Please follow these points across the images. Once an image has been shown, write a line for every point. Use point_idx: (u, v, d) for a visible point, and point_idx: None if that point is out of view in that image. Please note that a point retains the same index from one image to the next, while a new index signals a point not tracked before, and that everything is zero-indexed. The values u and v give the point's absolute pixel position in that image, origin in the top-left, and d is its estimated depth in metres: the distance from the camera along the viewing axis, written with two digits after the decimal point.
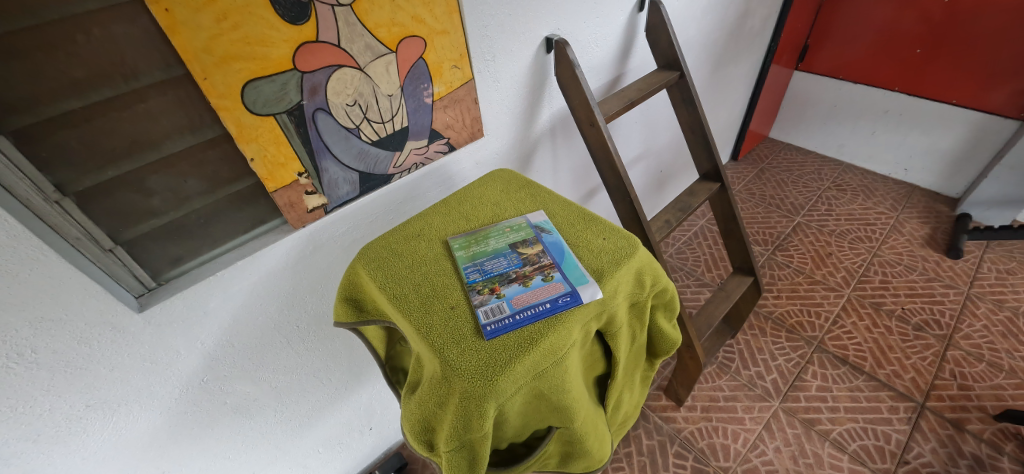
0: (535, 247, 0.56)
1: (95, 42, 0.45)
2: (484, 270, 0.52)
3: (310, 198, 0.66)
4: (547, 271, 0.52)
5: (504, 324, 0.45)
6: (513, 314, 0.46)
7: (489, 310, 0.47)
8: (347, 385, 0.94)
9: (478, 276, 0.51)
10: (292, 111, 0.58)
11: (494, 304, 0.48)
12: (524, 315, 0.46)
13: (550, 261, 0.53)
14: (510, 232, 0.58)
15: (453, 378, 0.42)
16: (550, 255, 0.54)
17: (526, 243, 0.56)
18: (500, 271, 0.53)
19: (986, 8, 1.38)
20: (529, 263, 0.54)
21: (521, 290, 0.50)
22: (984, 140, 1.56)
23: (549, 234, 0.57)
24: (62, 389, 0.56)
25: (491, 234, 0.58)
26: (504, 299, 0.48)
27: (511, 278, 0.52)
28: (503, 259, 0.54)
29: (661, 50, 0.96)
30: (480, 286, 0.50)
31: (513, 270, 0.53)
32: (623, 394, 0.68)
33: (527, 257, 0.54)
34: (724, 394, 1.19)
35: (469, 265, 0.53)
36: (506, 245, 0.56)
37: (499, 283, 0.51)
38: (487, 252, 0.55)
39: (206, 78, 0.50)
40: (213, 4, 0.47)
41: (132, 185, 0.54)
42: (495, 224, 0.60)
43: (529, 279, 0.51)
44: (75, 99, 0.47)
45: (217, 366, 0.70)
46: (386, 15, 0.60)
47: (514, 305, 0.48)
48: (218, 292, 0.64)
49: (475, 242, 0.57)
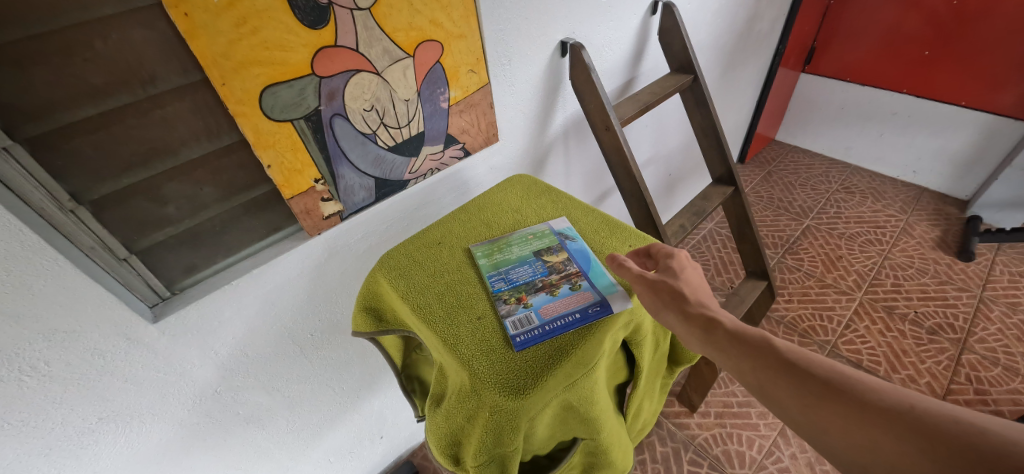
0: (560, 255, 0.55)
1: (113, 47, 0.44)
2: (508, 279, 0.51)
3: (326, 204, 0.65)
4: (574, 280, 0.51)
5: (535, 335, 0.44)
6: (541, 325, 0.45)
7: (518, 322, 0.46)
8: (359, 394, 0.92)
9: (503, 285, 0.50)
10: (310, 117, 0.57)
11: (523, 314, 0.47)
12: (553, 326, 0.45)
13: (577, 269, 0.52)
14: (533, 239, 0.58)
15: (482, 391, 0.40)
16: (576, 264, 0.53)
17: (552, 251, 0.55)
18: (525, 279, 0.52)
19: (994, 10, 1.38)
20: (555, 271, 0.53)
21: (548, 299, 0.49)
22: (993, 142, 1.55)
23: (573, 241, 0.56)
24: (74, 402, 0.55)
25: (513, 241, 0.57)
26: (531, 309, 0.47)
27: (537, 287, 0.51)
28: (528, 267, 0.53)
29: (674, 53, 0.96)
30: (507, 295, 0.49)
31: (539, 279, 0.52)
32: (644, 402, 0.67)
33: (552, 265, 0.53)
34: (737, 400, 1.18)
35: (494, 274, 0.52)
36: (530, 253, 0.55)
37: (526, 292, 0.50)
38: (511, 259, 0.54)
39: (225, 84, 0.49)
40: (233, 8, 0.46)
41: (147, 193, 0.53)
42: (517, 231, 0.59)
43: (556, 287, 0.50)
44: (91, 106, 0.46)
45: (230, 376, 0.69)
46: (404, 19, 0.59)
47: (541, 315, 0.47)
48: (233, 301, 0.63)
49: (498, 250, 0.56)
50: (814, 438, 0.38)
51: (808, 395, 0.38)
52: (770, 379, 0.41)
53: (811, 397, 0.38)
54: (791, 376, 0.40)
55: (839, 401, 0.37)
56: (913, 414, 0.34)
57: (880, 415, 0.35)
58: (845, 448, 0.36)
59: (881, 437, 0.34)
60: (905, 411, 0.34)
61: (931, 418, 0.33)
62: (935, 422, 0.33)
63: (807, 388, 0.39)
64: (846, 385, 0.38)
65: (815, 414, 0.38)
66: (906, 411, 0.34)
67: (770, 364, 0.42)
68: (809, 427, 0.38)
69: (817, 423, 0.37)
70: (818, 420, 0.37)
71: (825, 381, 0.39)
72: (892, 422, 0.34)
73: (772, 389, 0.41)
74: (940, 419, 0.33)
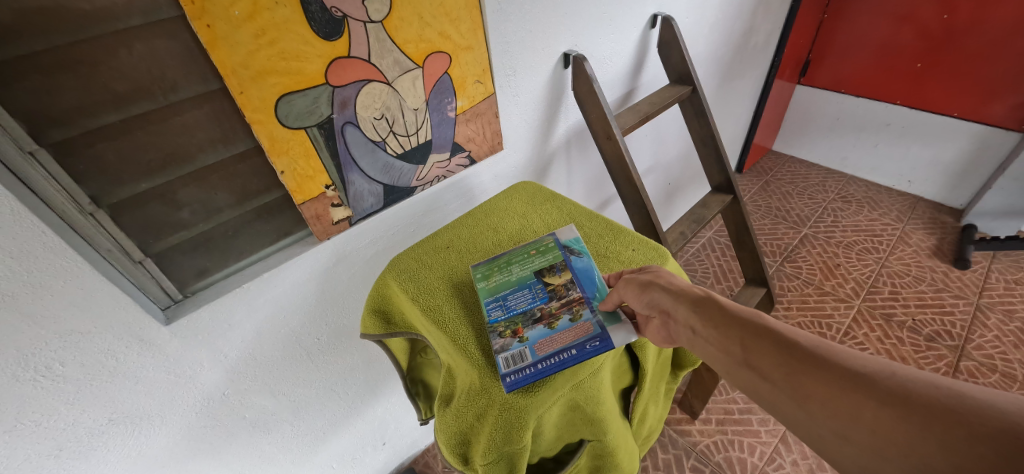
0: (562, 276, 0.52)
1: (137, 57, 0.46)
2: (507, 306, 0.49)
3: (336, 210, 0.67)
4: (575, 308, 0.48)
5: (526, 374, 0.42)
6: (534, 363, 0.43)
7: (510, 358, 0.44)
8: (364, 399, 0.93)
9: (500, 314, 0.48)
10: (323, 124, 0.59)
11: (517, 350, 0.44)
12: (546, 364, 0.43)
13: (580, 295, 0.50)
14: (536, 255, 0.56)
15: (493, 388, 0.42)
16: (579, 288, 0.51)
17: (553, 272, 0.53)
18: (524, 307, 0.49)
19: (984, 24, 1.42)
20: (555, 298, 0.50)
21: (546, 332, 0.46)
22: (985, 152, 1.58)
23: (578, 257, 0.55)
24: (86, 403, 0.56)
25: (514, 261, 0.55)
26: (527, 344, 0.45)
27: (536, 317, 0.48)
28: (528, 292, 0.51)
29: (673, 65, 1.00)
30: (501, 326, 0.47)
31: (538, 307, 0.49)
32: (649, 407, 0.68)
33: (554, 290, 0.51)
34: (738, 406, 1.19)
35: (491, 300, 0.50)
36: (531, 273, 0.53)
37: (522, 324, 0.47)
38: (511, 282, 0.52)
39: (243, 92, 0.51)
40: (253, 20, 0.48)
41: (164, 197, 0.55)
42: (520, 247, 0.57)
43: (556, 318, 0.48)
44: (114, 113, 0.47)
45: (238, 379, 0.70)
46: (414, 31, 0.61)
47: (537, 351, 0.44)
48: (243, 305, 0.64)
49: (498, 270, 0.54)
50: (792, 408, 0.35)
51: (789, 361, 0.37)
52: (750, 347, 0.39)
53: (795, 363, 0.36)
54: (774, 343, 0.39)
55: (821, 367, 0.35)
56: (895, 379, 0.33)
57: (863, 379, 0.33)
58: (826, 415, 0.33)
59: (864, 401, 0.32)
60: (887, 378, 0.33)
61: (911, 384, 0.32)
62: (920, 390, 0.31)
63: (790, 354, 0.37)
64: (830, 355, 0.36)
65: (796, 380, 0.36)
66: (888, 377, 0.33)
67: (755, 331, 0.40)
68: (788, 395, 0.36)
69: (797, 389, 0.35)
70: (800, 387, 0.35)
71: (809, 349, 0.37)
72: (874, 386, 0.33)
73: (751, 357, 0.39)
74: (921, 386, 0.32)
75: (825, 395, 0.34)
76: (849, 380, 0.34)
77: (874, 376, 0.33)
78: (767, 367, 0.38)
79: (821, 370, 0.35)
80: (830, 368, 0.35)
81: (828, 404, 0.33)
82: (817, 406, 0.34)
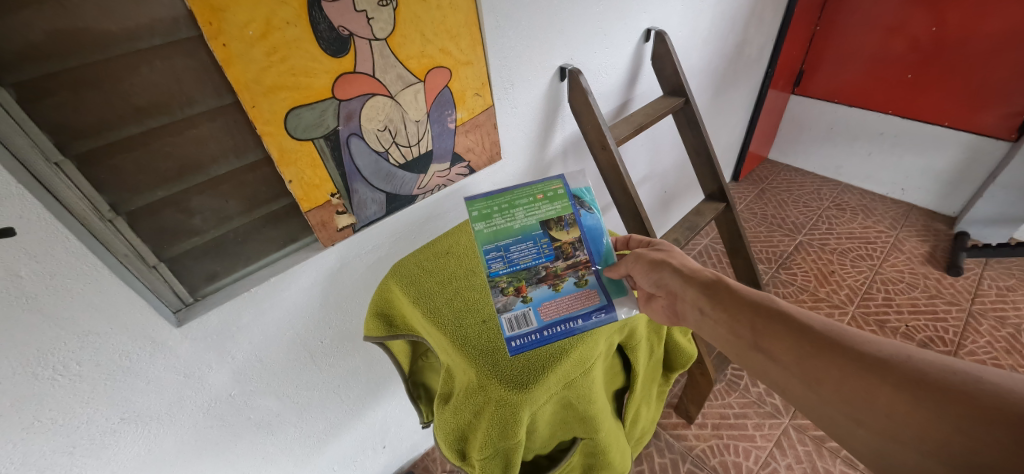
0: (571, 233, 0.54)
1: (156, 73, 0.49)
2: (508, 259, 0.51)
3: (340, 217, 0.70)
4: (580, 273, 0.52)
5: (531, 339, 0.47)
6: (539, 329, 0.47)
7: (514, 319, 0.48)
8: (365, 402, 0.95)
9: (501, 267, 0.50)
10: (329, 136, 0.62)
11: (520, 310, 0.48)
12: (551, 332, 0.47)
13: (585, 258, 0.53)
14: (544, 202, 0.55)
15: (489, 386, 0.45)
16: (586, 250, 0.54)
17: (561, 226, 0.53)
18: (527, 263, 0.51)
19: (972, 37, 1.45)
20: (561, 257, 0.52)
21: (550, 295, 0.50)
22: (977, 161, 1.61)
23: (587, 213, 0.55)
24: (100, 401, 0.59)
25: (519, 205, 0.55)
26: (530, 305, 0.49)
27: (540, 275, 0.51)
28: (533, 244, 0.52)
29: (667, 77, 1.03)
30: (505, 281, 0.50)
31: (542, 265, 0.51)
32: (641, 408, 0.70)
33: (561, 247, 0.52)
34: (733, 411, 1.21)
35: (493, 249, 0.51)
36: (537, 223, 0.53)
37: (526, 282, 0.50)
38: (514, 231, 0.52)
39: (255, 106, 0.54)
40: (265, 39, 0.51)
41: (178, 205, 0.58)
42: (526, 187, 0.56)
43: (561, 280, 0.51)
44: (134, 125, 0.50)
45: (245, 381, 0.72)
46: (416, 48, 0.65)
47: (540, 316, 0.48)
48: (251, 308, 0.67)
49: (500, 213, 0.53)
50: (801, 388, 0.42)
51: (805, 346, 0.43)
52: (765, 335, 0.46)
53: (809, 349, 0.43)
54: (793, 330, 0.45)
55: (834, 351, 0.41)
56: (908, 363, 0.38)
57: (878, 364, 0.39)
58: (835, 394, 0.40)
59: (873, 382, 0.38)
60: (901, 362, 0.38)
61: (924, 367, 0.37)
62: (928, 372, 0.37)
63: (805, 341, 0.43)
64: (844, 340, 0.42)
65: (810, 365, 0.42)
66: (903, 360, 0.38)
67: (775, 320, 0.46)
68: (799, 377, 0.43)
69: (812, 373, 0.42)
70: (813, 370, 0.42)
71: (824, 334, 0.43)
72: (885, 368, 0.38)
73: (766, 342, 0.46)
74: (933, 368, 0.37)
75: (839, 379, 0.40)
76: (862, 365, 0.39)
77: (889, 360, 0.39)
78: (782, 353, 0.44)
79: (835, 355, 0.41)
80: (846, 353, 0.41)
81: (842, 388, 0.40)
82: (831, 390, 0.40)
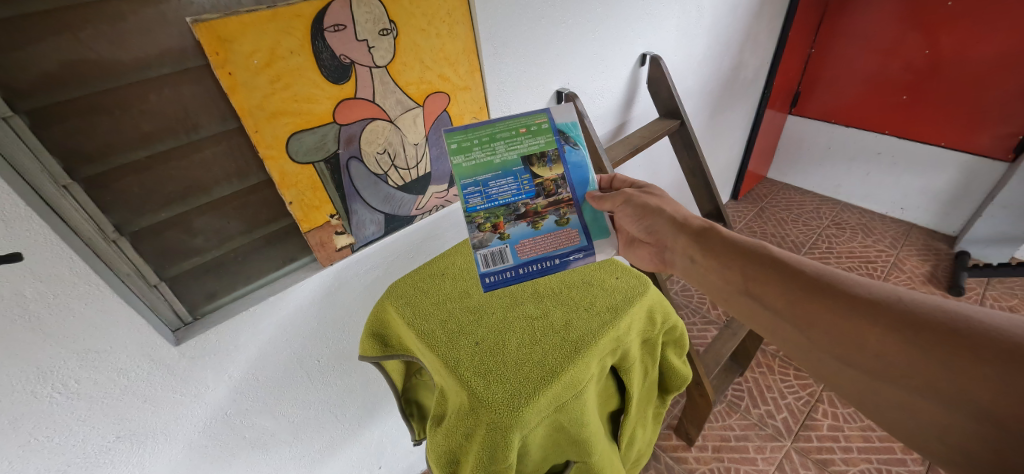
0: (553, 170, 0.57)
1: (164, 100, 0.51)
2: (487, 195, 0.54)
3: (339, 237, 0.71)
4: (560, 211, 0.56)
5: (507, 276, 0.54)
6: (515, 266, 0.54)
7: (489, 256, 0.54)
8: (361, 421, 0.94)
9: (479, 202, 0.54)
10: (329, 160, 0.64)
11: (496, 247, 0.54)
12: (527, 269, 0.54)
13: (568, 195, 0.57)
14: (526, 137, 0.56)
15: (480, 409, 0.45)
16: (569, 187, 0.57)
17: (544, 162, 0.56)
18: (506, 199, 0.55)
19: (966, 59, 1.47)
20: (542, 194, 0.56)
21: (527, 232, 0.55)
22: (975, 181, 1.62)
23: (571, 149, 0.58)
24: (96, 419, 0.59)
25: (501, 138, 0.56)
26: (507, 242, 0.54)
27: (520, 212, 0.55)
28: (512, 181, 0.55)
29: (662, 100, 1.06)
30: (482, 217, 0.54)
31: (522, 202, 0.55)
32: (637, 430, 0.69)
33: (541, 183, 0.56)
34: (734, 434, 1.19)
35: (471, 184, 0.54)
36: (518, 158, 0.56)
37: (504, 218, 0.55)
38: (494, 167, 0.55)
39: (258, 131, 0.56)
40: (270, 68, 0.54)
41: (181, 226, 0.59)
42: (509, 120, 0.57)
43: (541, 218, 0.56)
44: (141, 150, 0.52)
45: (240, 399, 0.73)
46: (416, 74, 0.67)
47: (517, 254, 0.54)
48: (249, 327, 0.68)
49: (481, 146, 0.55)
50: (792, 330, 0.45)
51: (796, 290, 0.45)
52: (757, 281, 0.48)
53: (799, 293, 0.45)
54: (784, 274, 0.47)
55: (824, 293, 0.43)
56: (899, 304, 0.40)
57: (869, 307, 0.40)
58: (824, 338, 0.42)
59: (866, 324, 0.40)
60: (892, 303, 0.40)
61: (915, 308, 0.39)
62: (920, 310, 0.38)
63: (795, 286, 0.45)
64: (838, 283, 0.44)
65: (801, 309, 0.44)
66: (896, 301, 0.40)
67: (768, 264, 0.48)
68: (789, 319, 0.45)
69: (802, 316, 0.44)
70: (802, 312, 0.44)
71: (817, 278, 0.45)
72: (881, 309, 0.40)
73: (757, 288, 0.48)
74: (923, 308, 0.39)
75: (829, 322, 0.42)
76: (853, 308, 0.41)
77: (879, 302, 0.40)
78: (773, 297, 0.47)
79: (826, 299, 0.43)
80: (837, 297, 0.42)
81: (831, 329, 0.42)
82: (820, 332, 0.43)
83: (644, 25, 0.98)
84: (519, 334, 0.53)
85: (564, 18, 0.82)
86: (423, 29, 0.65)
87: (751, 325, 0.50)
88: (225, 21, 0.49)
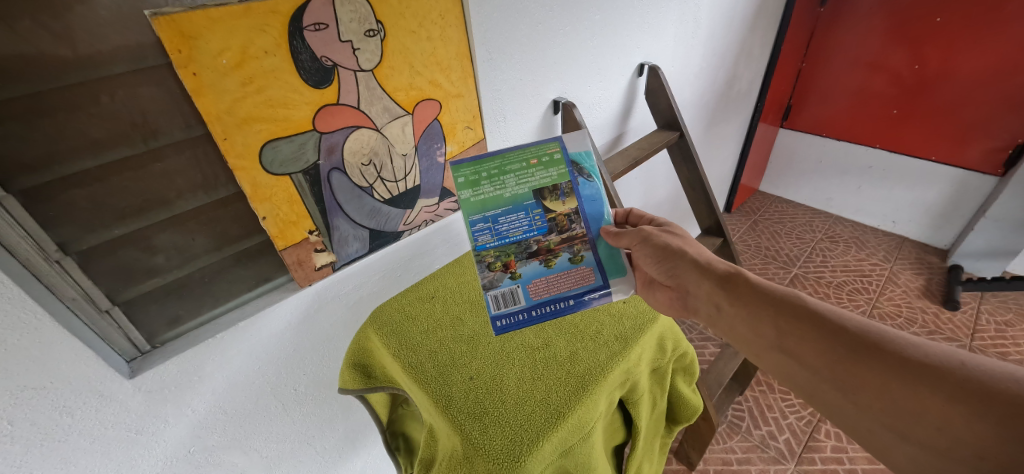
0: (567, 204, 0.52)
1: (118, 102, 0.45)
2: (497, 232, 0.50)
3: (319, 255, 0.66)
4: (574, 248, 0.52)
5: (519, 319, 0.49)
6: (528, 308, 0.49)
7: (501, 297, 0.49)
8: (342, 453, 0.87)
9: (490, 240, 0.50)
10: (308, 171, 0.58)
11: (507, 288, 0.49)
12: (540, 310, 0.49)
13: (582, 231, 0.52)
14: (538, 169, 0.51)
15: (476, 458, 0.39)
16: (583, 223, 0.52)
17: (556, 195, 0.51)
18: (517, 236, 0.50)
19: (954, 76, 1.49)
20: (555, 230, 0.51)
21: (540, 271, 0.50)
22: (965, 195, 1.64)
23: (586, 181, 0.53)
24: (33, 465, 0.51)
25: (512, 170, 0.51)
26: (519, 282, 0.50)
27: (531, 250, 0.51)
28: (523, 216, 0.50)
29: (661, 110, 1.03)
30: (491, 256, 0.50)
31: (534, 238, 0.51)
32: (644, 465, 0.64)
33: (554, 220, 0.51)
34: (736, 457, 1.14)
35: (479, 221, 0.49)
36: (529, 192, 0.51)
37: (515, 257, 0.50)
38: (503, 201, 0.50)
39: (226, 138, 0.50)
40: (241, 68, 0.48)
41: (139, 244, 0.52)
42: (519, 150, 0.52)
43: (553, 256, 0.51)
44: (91, 158, 0.46)
45: (205, 435, 0.65)
46: (405, 79, 0.62)
47: (529, 294, 0.50)
48: (216, 356, 0.62)
49: (488, 179, 0.50)
50: (835, 395, 0.40)
51: (839, 351, 0.40)
52: (792, 336, 0.44)
53: (842, 353, 0.40)
54: (821, 329, 0.42)
55: (870, 355, 0.39)
56: (963, 372, 0.35)
57: (926, 374, 0.36)
58: (874, 404, 0.38)
59: (926, 395, 0.35)
60: (955, 370, 0.35)
61: (984, 377, 0.34)
62: (988, 379, 0.34)
63: (836, 344, 0.41)
64: (889, 342, 0.39)
65: (847, 371, 0.39)
66: (958, 367, 0.35)
67: (801, 317, 0.44)
68: (831, 382, 0.40)
69: (847, 381, 0.39)
70: (848, 379, 0.39)
71: (860, 336, 0.40)
72: (942, 379, 0.35)
73: (793, 345, 0.43)
74: (994, 376, 0.34)
75: (879, 387, 0.38)
76: (908, 373, 0.36)
77: (936, 368, 0.36)
78: (811, 357, 0.42)
79: (876, 361, 0.38)
80: (886, 358, 0.38)
81: (884, 396, 0.37)
82: (872, 398, 0.38)
83: (643, 34, 0.96)
84: (518, 367, 0.48)
85: (561, 24, 0.78)
86: (412, 31, 0.60)
87: (786, 383, 0.45)
88: (189, 15, 0.43)
